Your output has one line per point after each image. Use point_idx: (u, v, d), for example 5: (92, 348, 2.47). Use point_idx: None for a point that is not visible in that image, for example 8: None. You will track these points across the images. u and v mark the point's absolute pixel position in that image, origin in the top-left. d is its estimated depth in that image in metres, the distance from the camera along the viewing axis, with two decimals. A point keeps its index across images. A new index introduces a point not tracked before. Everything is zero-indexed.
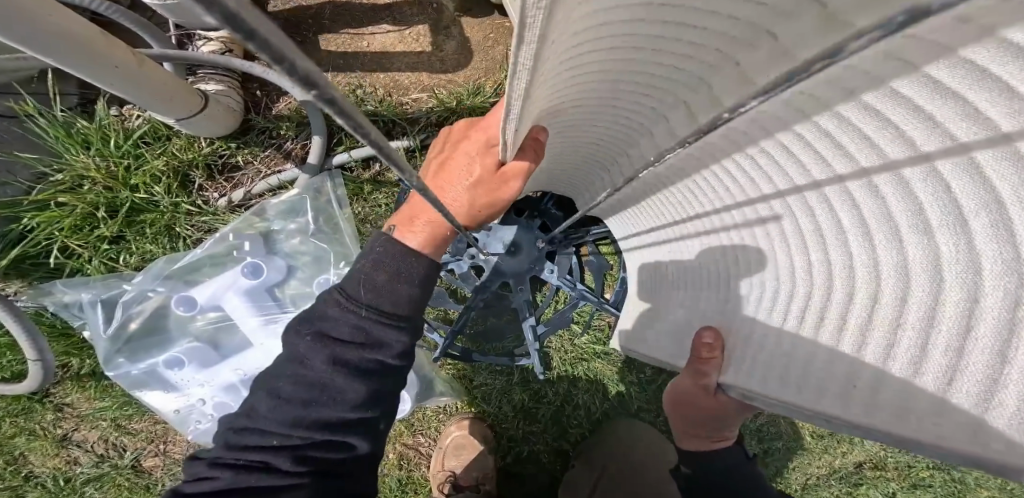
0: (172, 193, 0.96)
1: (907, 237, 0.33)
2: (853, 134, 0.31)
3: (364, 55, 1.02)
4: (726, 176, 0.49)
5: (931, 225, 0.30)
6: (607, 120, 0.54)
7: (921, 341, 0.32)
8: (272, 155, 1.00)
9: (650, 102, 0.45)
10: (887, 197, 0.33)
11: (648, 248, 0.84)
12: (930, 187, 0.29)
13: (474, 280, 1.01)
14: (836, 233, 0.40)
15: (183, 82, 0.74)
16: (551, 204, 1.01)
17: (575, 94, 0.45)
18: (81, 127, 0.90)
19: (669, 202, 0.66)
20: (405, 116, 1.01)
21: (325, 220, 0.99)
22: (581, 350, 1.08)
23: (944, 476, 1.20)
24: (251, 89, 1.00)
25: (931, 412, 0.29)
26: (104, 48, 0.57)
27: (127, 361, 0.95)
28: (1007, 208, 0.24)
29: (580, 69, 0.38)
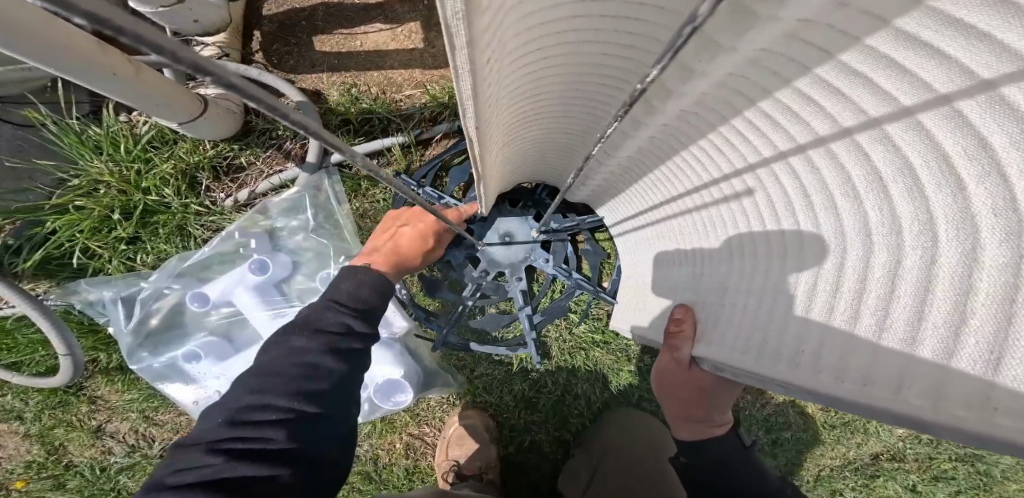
0: (181, 194, 1.01)
1: (841, 205, 0.37)
2: (806, 103, 0.33)
3: (358, 55, 1.05)
4: (690, 153, 0.53)
5: (859, 190, 0.34)
6: (570, 109, 0.58)
7: (856, 303, 0.36)
8: (272, 156, 1.05)
9: (608, 91, 0.50)
10: (843, 161, 0.34)
11: (641, 234, 0.84)
12: (852, 155, 0.33)
13: (470, 271, 1.03)
14: (802, 203, 0.42)
15: (181, 87, 0.79)
16: (545, 195, 1.03)
17: (529, 85, 0.49)
18: (93, 134, 0.96)
19: (648, 182, 0.68)
20: (398, 113, 1.03)
21: (325, 217, 1.04)
22: (579, 339, 1.08)
23: (968, 469, 1.15)
24: None
25: (862, 372, 0.34)
26: (100, 56, 0.61)
27: (149, 354, 1.01)
28: (918, 174, 0.28)
29: (528, 62, 0.42)
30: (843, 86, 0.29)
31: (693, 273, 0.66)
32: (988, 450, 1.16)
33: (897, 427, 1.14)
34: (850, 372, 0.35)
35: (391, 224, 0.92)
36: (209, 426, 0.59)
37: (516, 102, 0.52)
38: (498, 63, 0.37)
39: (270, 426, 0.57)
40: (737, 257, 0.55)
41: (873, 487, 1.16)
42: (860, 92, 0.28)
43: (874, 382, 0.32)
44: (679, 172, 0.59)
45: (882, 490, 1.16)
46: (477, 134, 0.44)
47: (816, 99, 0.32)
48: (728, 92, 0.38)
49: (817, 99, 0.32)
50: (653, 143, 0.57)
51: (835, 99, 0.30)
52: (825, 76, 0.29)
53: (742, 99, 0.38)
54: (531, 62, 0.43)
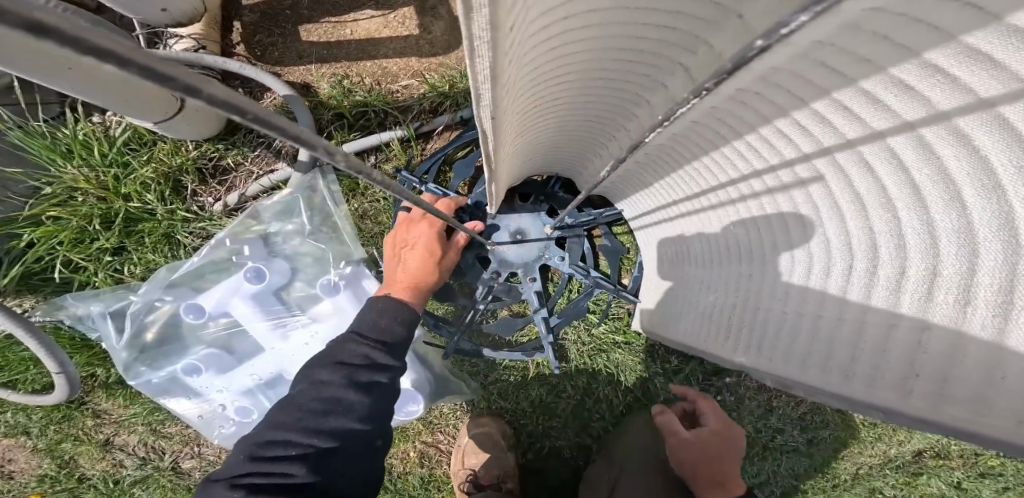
0: (166, 200, 0.96)
1: (971, 199, 0.28)
2: (935, 79, 0.25)
3: (349, 44, 0.96)
4: (745, 139, 0.44)
5: (1002, 182, 0.25)
6: (597, 91, 0.51)
7: (1000, 323, 0.27)
8: (262, 156, 0.99)
9: (644, 70, 0.42)
10: (981, 142, 0.25)
11: (666, 226, 0.76)
12: (995, 136, 0.24)
13: (480, 273, 0.97)
14: (908, 198, 0.33)
15: (157, 87, 0.74)
16: (557, 188, 0.96)
17: (552, 67, 0.42)
18: (64, 139, 0.90)
19: (677, 168, 0.59)
20: (395, 105, 0.95)
21: (321, 220, 0.97)
22: (599, 340, 1.04)
23: (1018, 465, 1.08)
24: (233, 87, 0.98)
25: (972, 396, 0.29)
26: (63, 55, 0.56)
27: (148, 369, 0.96)
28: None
29: (550, 41, 0.35)
30: (1001, 52, 0.21)
31: (737, 273, 0.57)
32: None
33: None
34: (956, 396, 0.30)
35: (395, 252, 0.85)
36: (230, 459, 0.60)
37: (533, 88, 0.45)
38: (518, 41, 0.29)
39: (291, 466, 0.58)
40: (802, 259, 0.46)
41: (915, 485, 1.09)
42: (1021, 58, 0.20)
43: (994, 412, 0.27)
44: (726, 160, 0.49)
45: (924, 488, 1.09)
46: (493, 127, 0.38)
47: (946, 68, 0.24)
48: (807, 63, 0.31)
49: (947, 67, 0.24)
50: (691, 129, 0.49)
51: (979, 65, 0.22)
52: (970, 39, 0.21)
53: (831, 73, 0.30)
54: (556, 38, 0.35)
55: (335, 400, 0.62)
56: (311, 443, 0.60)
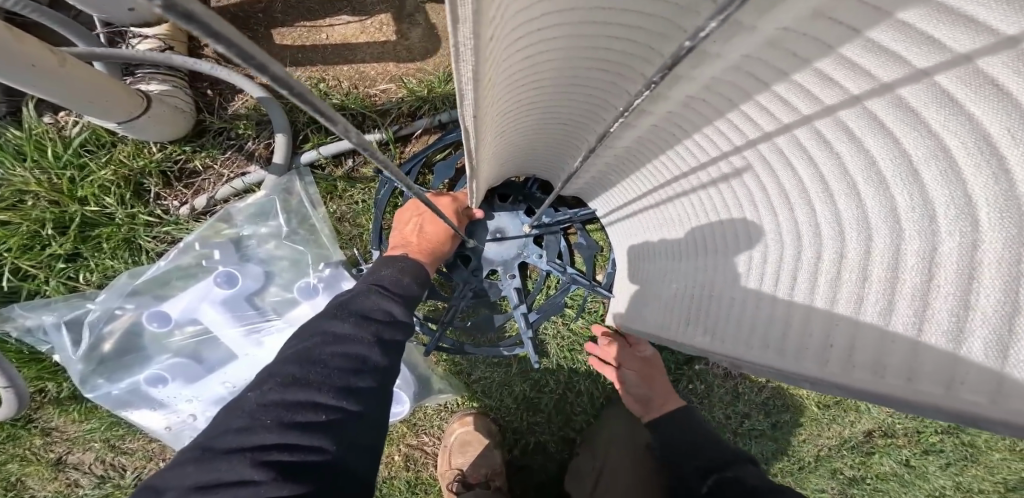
0: (126, 204, 0.92)
1: (864, 190, 0.33)
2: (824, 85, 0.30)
3: (324, 48, 0.95)
4: (689, 141, 0.49)
5: (885, 176, 0.30)
6: (561, 97, 0.53)
7: (889, 294, 0.32)
8: (233, 158, 0.95)
9: (609, 78, 0.45)
10: (866, 144, 0.31)
11: (630, 223, 0.81)
12: (877, 139, 0.30)
13: (461, 271, 0.99)
14: (818, 191, 0.38)
15: (121, 87, 0.72)
16: (535, 188, 0.99)
17: (520, 76, 0.44)
18: (13, 139, 0.86)
19: (636, 164, 0.64)
20: (373, 109, 0.94)
21: (298, 222, 0.95)
22: (577, 334, 1.07)
23: (955, 440, 1.19)
24: (201, 89, 0.95)
25: (872, 361, 0.32)
26: (20, 46, 0.54)
27: (106, 381, 0.91)
28: (956, 154, 0.25)
29: (521, 52, 0.38)
30: (867, 64, 0.26)
31: (690, 266, 0.61)
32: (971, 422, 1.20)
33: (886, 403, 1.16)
34: (861, 363, 0.33)
35: (403, 231, 0.87)
36: (224, 431, 0.51)
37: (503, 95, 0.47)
38: (494, 54, 0.32)
39: (316, 438, 0.51)
40: (740, 249, 0.50)
41: (869, 464, 1.18)
42: (887, 67, 0.25)
43: (888, 373, 0.31)
44: (684, 160, 0.53)
45: (876, 466, 1.18)
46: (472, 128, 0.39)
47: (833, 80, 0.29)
48: (741, 76, 0.34)
49: (833, 78, 0.29)
50: (653, 133, 0.52)
51: (855, 76, 0.27)
52: (846, 53, 0.26)
53: (754, 84, 0.34)
54: (518, 49, 0.37)
55: (359, 359, 0.60)
56: (336, 410, 0.54)
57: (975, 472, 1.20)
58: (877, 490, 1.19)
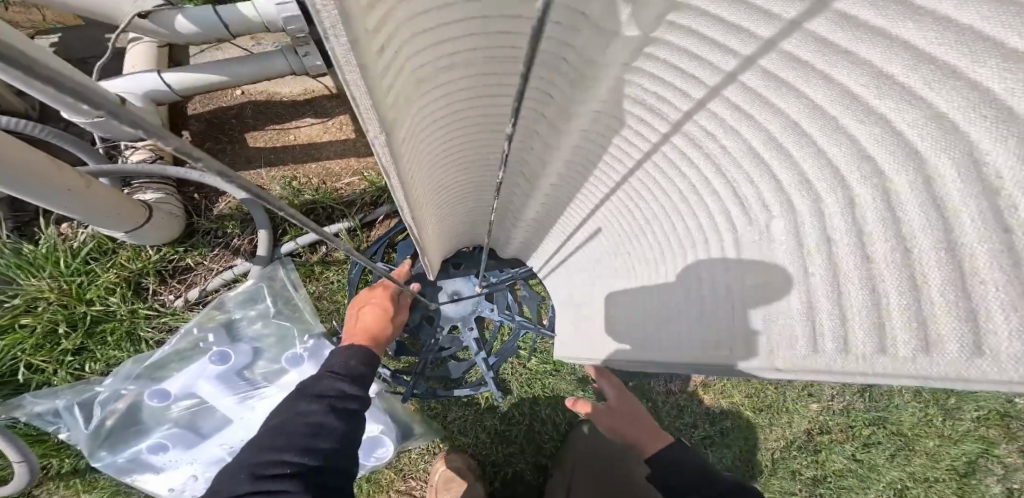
0: (128, 301, 1.06)
1: (770, 177, 0.40)
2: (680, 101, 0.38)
3: (294, 148, 1.12)
4: (612, 170, 0.56)
5: (763, 158, 0.38)
6: (474, 150, 0.64)
7: (839, 271, 0.37)
8: (220, 254, 1.10)
9: (498, 123, 0.55)
10: (743, 133, 0.38)
11: (574, 253, 0.89)
12: (748, 131, 0.37)
13: (427, 329, 1.17)
14: (722, 184, 0.45)
15: (133, 205, 0.90)
16: (483, 255, 1.17)
17: (432, 137, 0.53)
18: (30, 253, 1.00)
19: (569, 202, 0.71)
20: (341, 201, 1.11)
21: (283, 303, 1.09)
22: (533, 371, 1.23)
23: (885, 431, 1.35)
24: (189, 194, 1.11)
25: (880, 333, 0.35)
26: (59, 175, 0.73)
27: (110, 453, 1.02)
28: (819, 124, 0.31)
29: (426, 116, 0.46)
30: (682, 65, 0.34)
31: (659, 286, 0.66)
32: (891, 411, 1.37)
33: (810, 403, 1.35)
34: (874, 343, 0.36)
35: (353, 320, 0.97)
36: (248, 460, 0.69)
37: (433, 158, 0.59)
38: (401, 112, 0.38)
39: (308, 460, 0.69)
40: (692, 253, 0.57)
41: (820, 461, 1.34)
42: (713, 70, 0.33)
43: (901, 342, 0.34)
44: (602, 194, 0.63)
45: (829, 462, 1.34)
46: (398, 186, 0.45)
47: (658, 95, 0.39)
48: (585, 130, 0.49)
49: (669, 96, 0.38)
50: (564, 175, 0.63)
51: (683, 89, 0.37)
52: (653, 72, 0.36)
53: (616, 113, 0.44)
54: (431, 118, 0.48)
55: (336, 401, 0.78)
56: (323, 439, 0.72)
57: (922, 460, 1.34)
58: (840, 488, 1.33)
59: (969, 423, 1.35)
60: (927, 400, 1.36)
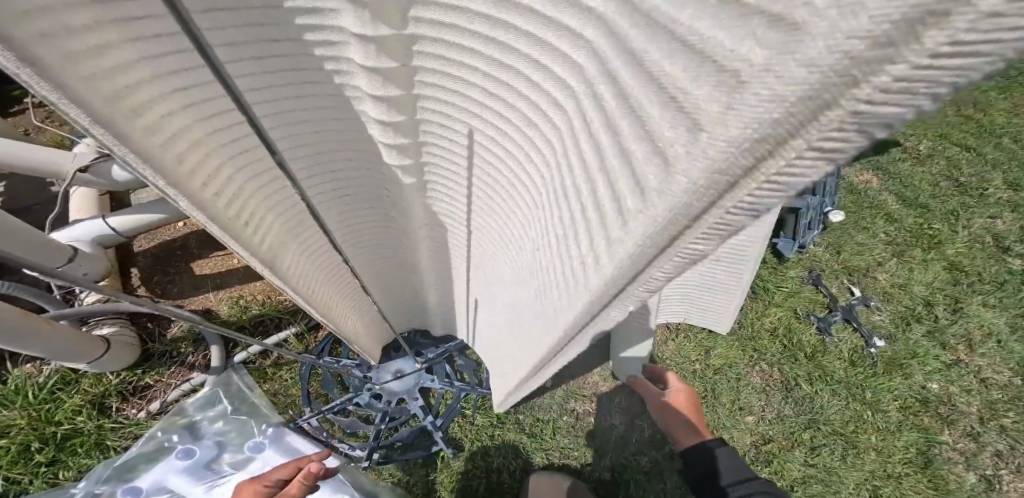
0: (93, 418, 1.16)
1: (520, 163, 0.45)
2: (443, 113, 0.47)
3: (239, 271, 1.30)
4: (458, 200, 0.64)
5: (508, 147, 0.45)
6: (370, 241, 0.80)
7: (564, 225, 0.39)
8: (176, 370, 1.25)
9: (371, 212, 0.71)
10: (492, 139, 0.46)
11: (480, 300, 0.96)
12: (490, 132, 0.45)
13: (377, 407, 1.28)
14: (515, 190, 0.50)
15: (92, 339, 1.04)
16: (419, 337, 1.34)
17: (312, 236, 0.70)
18: (1, 391, 1.13)
19: (455, 245, 0.81)
20: (286, 310, 1.26)
21: (241, 403, 1.18)
22: (480, 427, 1.32)
23: (825, 430, 1.40)
24: (142, 323, 1.28)
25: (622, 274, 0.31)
26: (25, 323, 0.86)
27: None
28: (506, 105, 0.40)
29: (291, 216, 0.62)
30: (423, 91, 0.44)
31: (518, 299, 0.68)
32: (819, 409, 1.42)
33: (745, 421, 1.43)
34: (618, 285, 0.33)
35: None
36: None
37: (323, 254, 0.77)
38: (245, 203, 0.51)
39: None
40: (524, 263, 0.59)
41: (780, 474, 1.36)
42: (430, 72, 0.41)
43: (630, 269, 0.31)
44: (464, 249, 0.81)
45: (788, 473, 1.36)
46: (268, 269, 0.61)
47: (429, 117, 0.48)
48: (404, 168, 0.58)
49: (433, 115, 0.48)
50: (433, 227, 0.77)
51: (434, 105, 0.46)
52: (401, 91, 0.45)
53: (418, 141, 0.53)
54: (301, 231, 0.66)
55: None
56: None
57: (872, 456, 1.36)
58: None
59: (896, 417, 1.40)
60: (846, 397, 1.43)
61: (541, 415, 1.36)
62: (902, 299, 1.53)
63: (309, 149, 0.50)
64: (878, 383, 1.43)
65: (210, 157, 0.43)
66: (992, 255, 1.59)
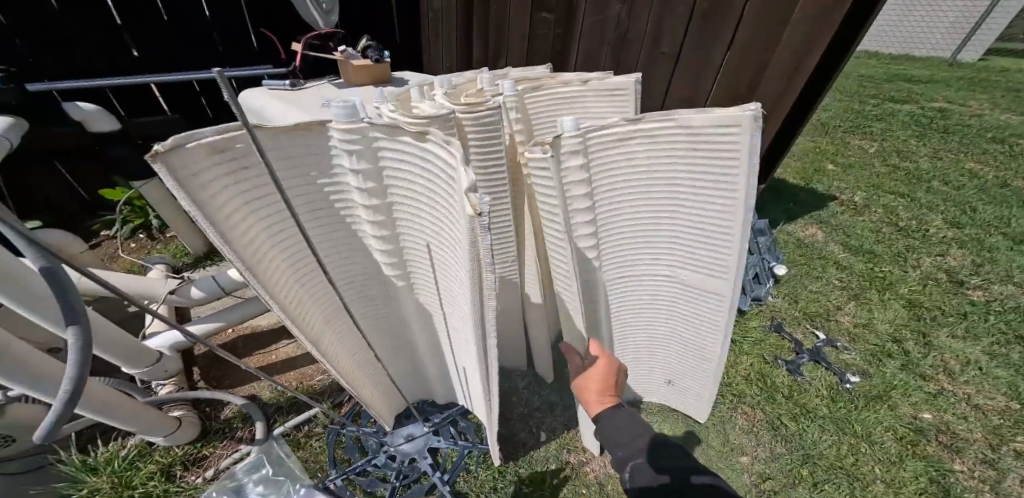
0: (161, 483, 1.33)
1: (453, 249, 0.70)
2: (407, 221, 0.75)
3: (277, 364, 1.69)
4: (430, 290, 0.88)
5: (443, 238, 0.71)
6: (386, 333, 1.02)
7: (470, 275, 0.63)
8: (228, 443, 1.48)
9: (382, 309, 0.95)
10: (436, 234, 0.72)
11: (466, 380, 1.12)
12: (431, 226, 0.72)
13: (392, 466, 1.42)
14: (451, 269, 0.75)
15: (167, 417, 1.28)
16: (425, 406, 1.60)
17: (342, 325, 0.92)
18: (93, 460, 1.33)
19: (438, 334, 1.02)
20: (315, 389, 1.60)
21: (280, 468, 1.39)
22: (483, 480, 1.41)
23: (828, 461, 1.32)
24: (202, 408, 1.57)
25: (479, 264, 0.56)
26: (124, 402, 1.12)
27: None
28: (436, 203, 0.67)
29: (325, 311, 0.86)
30: (394, 207, 0.73)
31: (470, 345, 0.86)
32: (808, 441, 1.38)
33: (739, 456, 1.37)
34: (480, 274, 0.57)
35: None
36: None
37: (351, 346, 0.98)
38: (293, 298, 0.75)
39: None
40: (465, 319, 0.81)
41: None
42: (394, 194, 0.71)
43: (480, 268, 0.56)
44: (447, 332, 0.99)
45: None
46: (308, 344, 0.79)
47: (401, 225, 0.76)
48: (391, 265, 0.83)
49: (402, 223, 0.75)
50: (421, 316, 0.98)
51: (403, 217, 0.74)
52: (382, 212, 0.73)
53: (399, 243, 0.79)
54: (338, 324, 0.91)
55: None
56: None
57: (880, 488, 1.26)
58: None
59: (894, 450, 1.34)
60: (837, 432, 1.39)
61: (538, 467, 1.45)
62: (868, 337, 1.66)
63: (332, 255, 0.77)
64: (861, 416, 1.42)
65: (277, 261, 0.70)
66: (950, 289, 1.83)
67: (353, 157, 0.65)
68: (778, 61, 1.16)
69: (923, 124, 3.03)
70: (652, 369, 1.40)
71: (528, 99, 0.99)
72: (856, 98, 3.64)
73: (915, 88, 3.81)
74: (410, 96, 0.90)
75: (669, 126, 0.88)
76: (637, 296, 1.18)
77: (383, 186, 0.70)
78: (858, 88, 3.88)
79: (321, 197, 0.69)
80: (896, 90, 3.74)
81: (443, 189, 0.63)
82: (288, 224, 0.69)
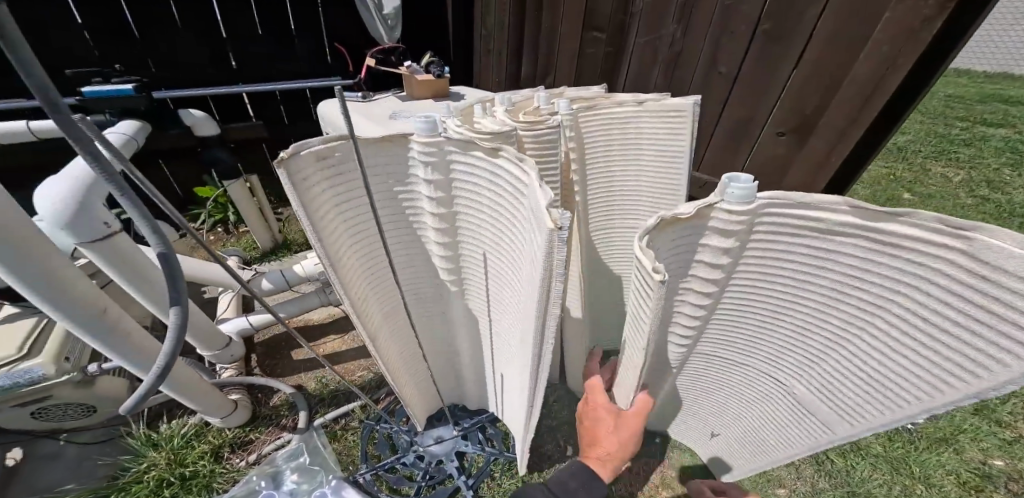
0: (210, 462, 1.42)
1: (513, 260, 0.72)
2: (469, 231, 0.77)
3: (322, 357, 1.78)
4: (483, 299, 0.89)
5: (504, 247, 0.73)
6: (432, 335, 1.05)
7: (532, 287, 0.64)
8: (272, 430, 1.56)
9: (433, 312, 0.97)
10: (497, 244, 0.75)
11: (504, 388, 1.13)
12: (494, 237, 0.75)
13: (420, 466, 1.44)
14: (511, 281, 0.77)
15: (227, 401, 1.36)
16: (457, 410, 1.63)
17: (397, 323, 0.95)
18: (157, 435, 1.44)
19: (483, 341, 1.04)
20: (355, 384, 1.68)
21: (317, 458, 1.43)
22: (507, 487, 1.40)
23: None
24: (255, 394, 1.66)
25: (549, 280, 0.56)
26: (197, 384, 1.20)
27: None
28: (499, 214, 0.70)
29: (385, 310, 0.89)
30: (458, 218, 0.76)
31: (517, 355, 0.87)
32: (854, 478, 1.30)
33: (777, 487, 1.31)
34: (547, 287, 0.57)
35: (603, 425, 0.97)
36: None
37: (402, 345, 1.02)
38: (362, 296, 0.79)
39: None
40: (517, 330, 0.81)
41: None
42: (460, 205, 0.74)
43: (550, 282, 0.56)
44: (491, 337, 1.00)
45: None
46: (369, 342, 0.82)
47: (463, 236, 0.79)
48: (450, 272, 0.86)
49: (464, 233, 0.78)
50: (469, 323, 1.00)
51: (465, 227, 0.77)
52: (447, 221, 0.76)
53: (458, 252, 0.82)
54: (395, 322, 0.95)
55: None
56: None
57: None
58: None
59: (955, 495, 1.23)
60: (889, 470, 1.30)
61: None
62: None
63: (400, 256, 0.82)
64: (920, 457, 1.32)
65: (353, 261, 0.74)
66: None
67: (428, 169, 0.68)
68: (856, 74, 0.95)
69: (1021, 151, 2.83)
70: (695, 423, 1.23)
71: (581, 118, 1.01)
72: (942, 121, 3.42)
73: (1013, 111, 3.55)
74: (473, 111, 0.94)
75: (936, 250, 0.55)
76: (725, 370, 0.97)
77: (451, 195, 0.72)
78: (945, 109, 3.65)
79: (395, 204, 0.74)
80: (990, 114, 3.47)
81: (509, 200, 0.66)
82: (366, 226, 0.74)
